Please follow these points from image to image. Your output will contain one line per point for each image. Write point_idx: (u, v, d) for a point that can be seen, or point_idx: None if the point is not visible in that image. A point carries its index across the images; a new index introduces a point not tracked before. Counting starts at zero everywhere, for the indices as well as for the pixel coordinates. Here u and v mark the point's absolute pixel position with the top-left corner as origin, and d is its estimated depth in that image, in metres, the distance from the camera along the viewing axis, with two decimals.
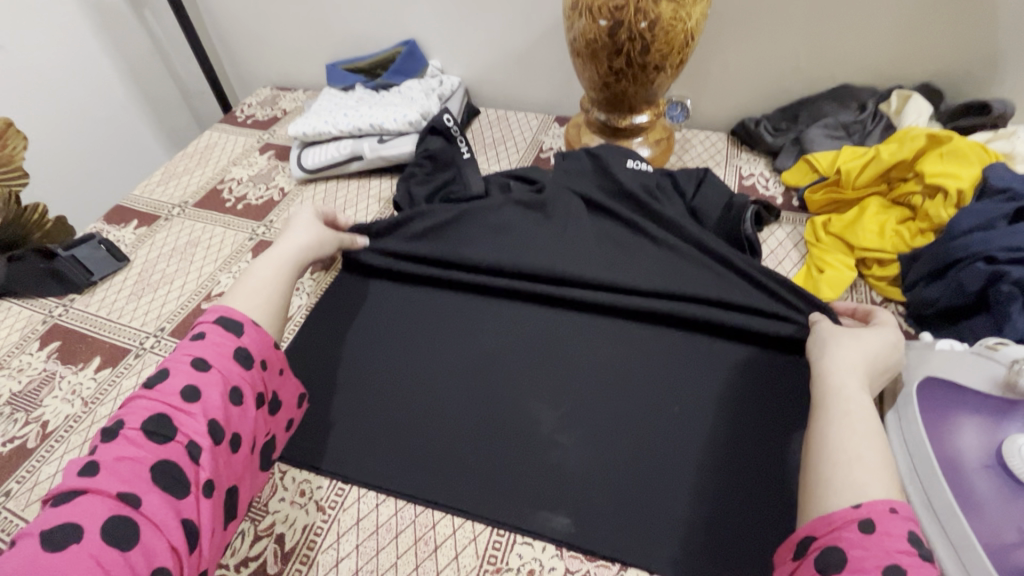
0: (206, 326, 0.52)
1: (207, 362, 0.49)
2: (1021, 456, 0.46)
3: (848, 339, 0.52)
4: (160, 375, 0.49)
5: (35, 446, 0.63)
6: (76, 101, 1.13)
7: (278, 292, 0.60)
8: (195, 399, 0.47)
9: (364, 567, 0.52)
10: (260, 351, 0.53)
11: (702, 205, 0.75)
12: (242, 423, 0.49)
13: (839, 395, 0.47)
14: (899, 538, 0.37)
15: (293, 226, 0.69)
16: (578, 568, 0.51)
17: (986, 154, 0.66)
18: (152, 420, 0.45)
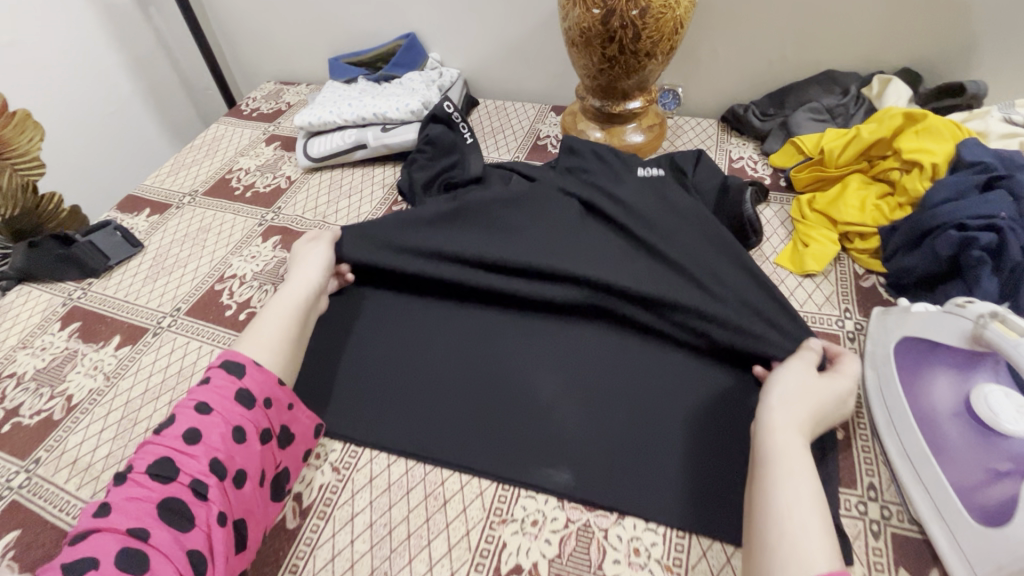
0: (212, 370, 0.55)
1: (209, 406, 0.52)
2: (987, 403, 0.49)
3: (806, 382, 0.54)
4: (168, 420, 0.52)
5: (62, 418, 0.66)
6: (86, 97, 1.16)
7: (289, 331, 0.62)
8: (196, 442, 0.50)
9: (378, 520, 0.55)
10: (263, 391, 0.55)
11: (700, 183, 0.77)
12: (247, 459, 0.52)
13: (784, 447, 0.49)
14: None
15: (299, 258, 0.71)
16: (579, 518, 0.54)
17: (960, 131, 0.70)
18: (158, 464, 0.49)
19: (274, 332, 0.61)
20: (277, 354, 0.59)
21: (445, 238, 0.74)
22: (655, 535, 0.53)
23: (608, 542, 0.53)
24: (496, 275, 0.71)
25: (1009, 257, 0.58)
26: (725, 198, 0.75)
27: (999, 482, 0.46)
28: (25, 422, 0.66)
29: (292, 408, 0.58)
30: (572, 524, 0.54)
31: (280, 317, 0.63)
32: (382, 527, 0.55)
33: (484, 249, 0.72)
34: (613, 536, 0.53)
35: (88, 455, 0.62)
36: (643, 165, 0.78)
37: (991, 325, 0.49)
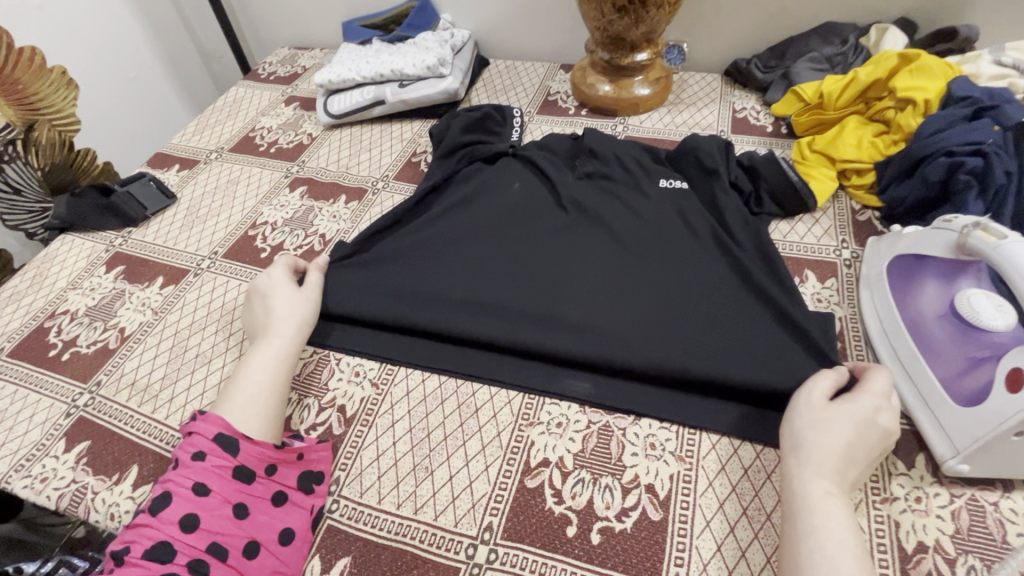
0: (204, 443, 0.52)
1: (206, 486, 0.50)
2: (970, 303, 0.54)
3: (819, 423, 0.51)
4: (161, 499, 0.49)
5: (117, 346, 0.71)
6: (109, 62, 1.19)
7: (277, 387, 0.60)
8: (193, 527, 0.48)
9: (417, 426, 0.61)
10: (262, 461, 0.54)
11: (739, 179, 0.76)
12: (255, 529, 0.50)
13: (814, 504, 0.47)
14: None
15: (281, 298, 0.67)
16: (599, 420, 0.60)
17: (950, 69, 0.74)
18: (153, 551, 0.46)
19: (262, 385, 0.59)
20: (263, 418, 0.57)
21: (447, 258, 0.74)
22: (669, 433, 0.58)
23: (626, 438, 0.58)
24: (509, 266, 0.72)
25: (994, 180, 0.63)
26: (762, 172, 0.76)
27: (979, 367, 0.52)
28: (83, 351, 0.71)
29: (300, 460, 0.56)
30: (593, 426, 0.59)
31: (269, 364, 0.61)
32: (421, 431, 0.60)
33: (492, 246, 0.74)
34: (631, 434, 0.58)
35: (145, 378, 0.67)
36: (667, 176, 0.78)
37: (973, 234, 0.53)
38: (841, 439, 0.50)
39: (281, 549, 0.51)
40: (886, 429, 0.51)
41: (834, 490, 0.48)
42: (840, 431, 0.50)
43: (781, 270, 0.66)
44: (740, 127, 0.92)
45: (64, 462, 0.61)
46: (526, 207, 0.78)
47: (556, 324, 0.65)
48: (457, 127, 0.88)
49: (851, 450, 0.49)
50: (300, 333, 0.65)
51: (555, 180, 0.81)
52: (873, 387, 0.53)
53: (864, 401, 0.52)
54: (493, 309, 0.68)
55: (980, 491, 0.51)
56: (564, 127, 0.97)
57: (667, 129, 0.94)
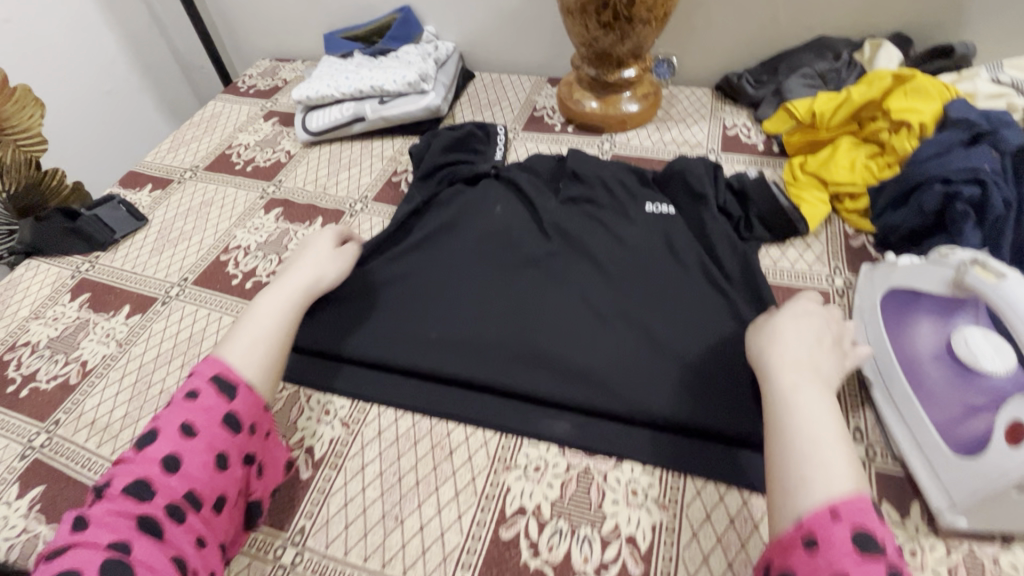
0: (199, 383, 0.52)
1: (194, 427, 0.50)
2: (968, 344, 0.51)
3: (766, 329, 0.54)
4: (148, 436, 0.50)
5: (78, 381, 0.68)
6: (82, 76, 1.16)
7: (280, 334, 0.59)
8: (174, 470, 0.48)
9: (388, 469, 0.58)
10: (249, 415, 0.53)
11: (727, 203, 0.73)
12: (228, 486, 0.50)
13: (783, 394, 0.47)
14: (843, 546, 0.38)
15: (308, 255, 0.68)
16: (579, 463, 0.57)
17: (947, 91, 0.72)
18: (133, 486, 0.46)
19: (266, 328, 0.58)
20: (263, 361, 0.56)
21: (426, 288, 0.71)
22: (652, 478, 0.55)
23: (607, 484, 0.55)
24: (487, 296, 0.69)
25: (992, 209, 0.60)
26: (751, 195, 0.73)
27: (976, 415, 0.49)
28: (42, 387, 0.68)
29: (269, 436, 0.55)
30: (573, 470, 0.56)
31: (276, 310, 0.60)
32: (391, 475, 0.57)
33: (472, 275, 0.72)
34: (612, 479, 0.55)
35: (106, 416, 0.64)
36: (653, 201, 0.76)
37: (971, 270, 0.51)
38: (791, 335, 0.52)
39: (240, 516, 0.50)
40: (824, 320, 0.54)
41: (804, 376, 0.49)
42: (786, 327, 0.53)
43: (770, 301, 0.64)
44: (730, 145, 0.89)
45: (16, 510, 0.57)
46: (508, 232, 0.76)
47: (537, 361, 0.63)
48: (438, 146, 0.85)
49: (804, 342, 0.51)
50: (312, 285, 0.64)
51: (538, 203, 0.78)
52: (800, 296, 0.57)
53: (797, 305, 0.56)
54: (471, 344, 0.65)
55: (979, 544, 0.49)
56: (549, 146, 0.94)
57: (655, 147, 0.91)
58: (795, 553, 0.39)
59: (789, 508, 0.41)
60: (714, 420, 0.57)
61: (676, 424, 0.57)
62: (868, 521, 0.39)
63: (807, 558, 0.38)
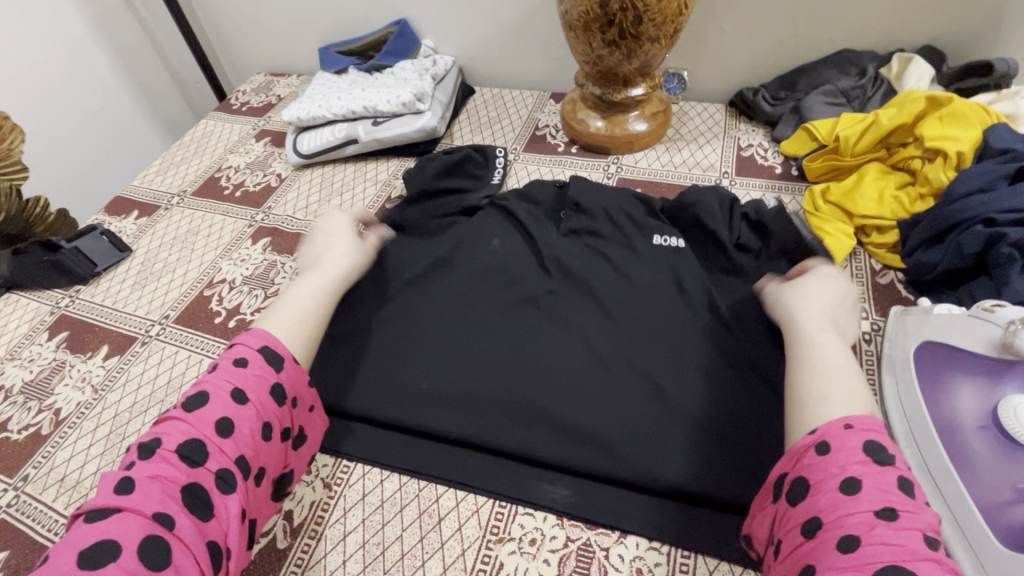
0: (248, 352, 0.52)
1: (245, 394, 0.49)
2: (1016, 415, 0.45)
3: (795, 287, 0.58)
4: (198, 398, 0.49)
5: (50, 432, 0.64)
6: (71, 95, 1.13)
7: (318, 316, 0.60)
8: (227, 434, 0.47)
9: (371, 540, 0.53)
10: (295, 387, 0.53)
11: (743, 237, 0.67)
12: (270, 458, 0.50)
13: (806, 338, 0.52)
14: (854, 451, 0.41)
15: (334, 242, 0.69)
16: (579, 537, 0.52)
17: (987, 115, 0.65)
18: (186, 448, 0.46)
19: (307, 305, 0.60)
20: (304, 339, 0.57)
21: (416, 331, 0.66)
22: (658, 555, 0.50)
23: (609, 562, 0.50)
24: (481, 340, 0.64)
25: None
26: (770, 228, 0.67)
27: None
28: (12, 438, 0.64)
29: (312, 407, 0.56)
30: (572, 544, 0.52)
31: (313, 292, 0.62)
32: (375, 546, 0.53)
33: (465, 316, 0.67)
34: (615, 557, 0.50)
35: (76, 472, 0.60)
36: (662, 232, 0.70)
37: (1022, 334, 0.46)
38: (815, 293, 0.56)
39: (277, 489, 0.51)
40: (847, 289, 0.58)
41: (823, 327, 0.53)
42: (811, 286, 0.57)
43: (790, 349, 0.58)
44: (745, 168, 0.83)
45: None
46: (504, 270, 0.70)
47: (535, 417, 0.58)
48: (429, 172, 0.79)
49: (827, 301, 0.56)
50: (349, 269, 0.66)
51: (538, 238, 0.73)
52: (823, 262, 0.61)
53: (827, 270, 0.59)
54: (464, 395, 0.61)
55: None
56: (551, 169, 0.88)
57: (665, 170, 0.85)
58: (807, 457, 0.43)
59: (802, 432, 0.45)
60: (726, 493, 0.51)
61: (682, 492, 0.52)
62: (880, 435, 0.42)
63: (819, 459, 0.42)
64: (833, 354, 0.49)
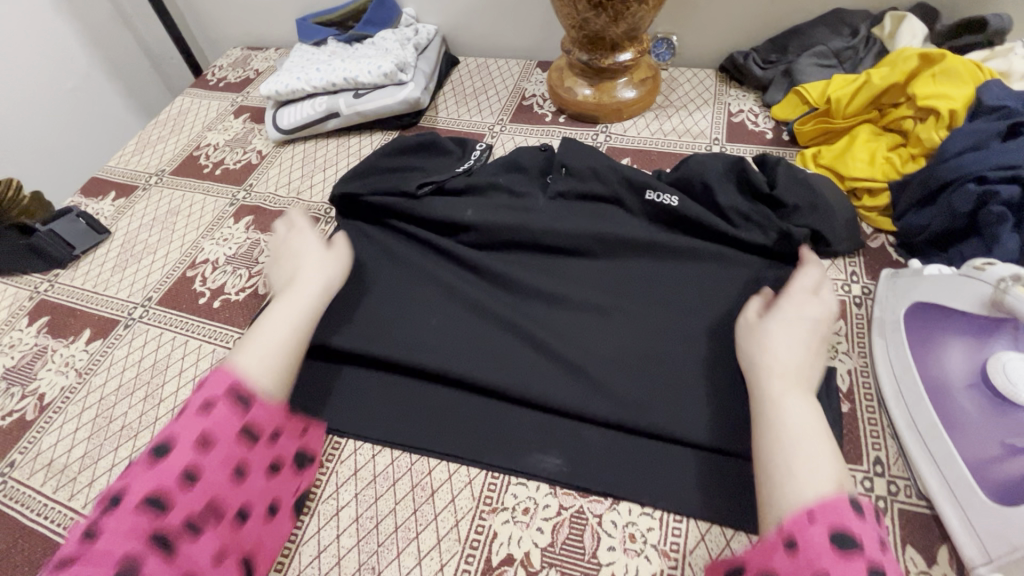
0: (215, 395, 0.49)
1: (213, 439, 0.47)
2: (1005, 372, 0.45)
3: (756, 337, 0.53)
4: (166, 443, 0.47)
5: (34, 418, 0.63)
6: (38, 72, 1.09)
7: (296, 340, 0.56)
8: (195, 482, 0.46)
9: (364, 514, 0.53)
10: (270, 425, 0.52)
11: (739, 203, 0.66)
12: (248, 496, 0.49)
13: (769, 405, 0.47)
14: (823, 548, 0.37)
15: (313, 256, 0.64)
16: (572, 504, 0.52)
17: (980, 73, 0.64)
18: (150, 503, 0.44)
19: (277, 336, 0.55)
20: (279, 373, 0.53)
21: (407, 304, 0.66)
22: (651, 520, 0.50)
23: (602, 528, 0.50)
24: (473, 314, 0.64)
25: None
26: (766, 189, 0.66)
27: (1015, 456, 0.44)
28: None
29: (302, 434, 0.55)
30: (565, 511, 0.52)
31: (292, 314, 0.57)
32: (368, 520, 0.53)
33: (455, 290, 0.66)
34: (607, 523, 0.51)
35: (63, 457, 0.60)
36: (655, 188, 0.68)
37: (1013, 290, 0.45)
38: (779, 346, 0.51)
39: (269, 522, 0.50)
40: (814, 323, 0.53)
41: (790, 386, 0.48)
42: (769, 335, 0.52)
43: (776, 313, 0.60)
44: (735, 134, 0.82)
45: None
46: (498, 233, 0.69)
47: (530, 379, 0.58)
48: (388, 155, 0.78)
49: (790, 352, 0.50)
50: (322, 291, 0.61)
51: (526, 202, 0.72)
52: (796, 288, 0.56)
53: (787, 305, 0.54)
54: (459, 362, 0.60)
55: None
56: (539, 139, 0.86)
57: (655, 138, 0.84)
58: (775, 555, 0.39)
59: (770, 521, 0.41)
60: (720, 438, 0.53)
61: (680, 441, 0.53)
62: (846, 520, 0.38)
63: (788, 560, 0.38)
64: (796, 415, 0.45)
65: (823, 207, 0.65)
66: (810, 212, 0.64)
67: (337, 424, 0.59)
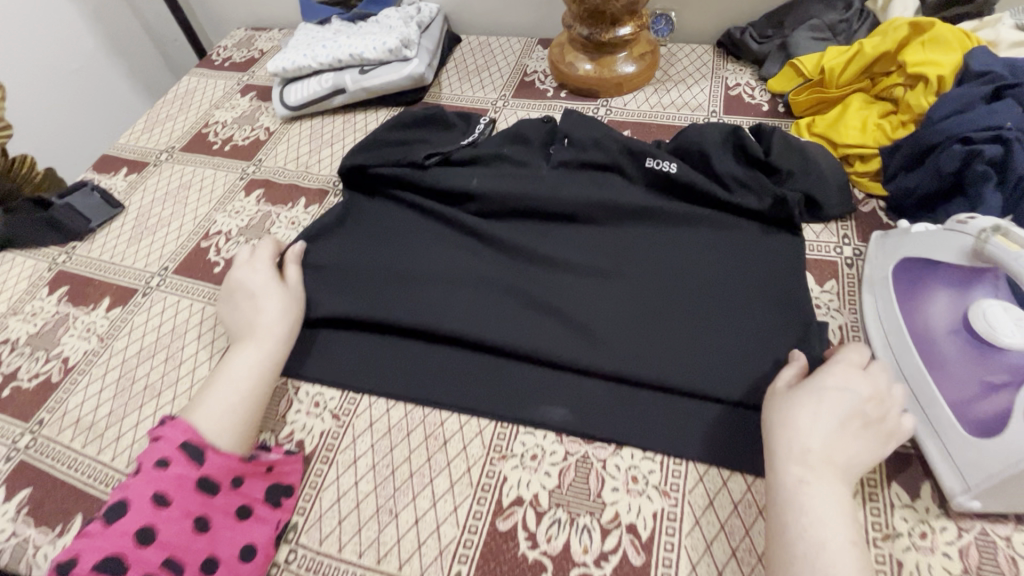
0: (168, 451, 0.50)
1: (166, 497, 0.48)
2: (986, 317, 0.48)
3: (790, 407, 0.49)
4: (117, 507, 0.46)
5: (60, 379, 0.66)
6: (46, 53, 1.10)
7: (257, 398, 0.57)
8: (149, 541, 0.46)
9: (380, 463, 0.56)
10: (228, 472, 0.51)
11: (736, 171, 0.69)
12: (216, 546, 0.49)
13: (789, 495, 0.44)
14: None
15: (269, 294, 0.64)
16: (578, 450, 0.55)
17: (968, 40, 0.67)
18: (105, 564, 0.44)
19: (240, 390, 0.56)
20: (238, 430, 0.54)
21: (417, 270, 0.68)
22: (652, 464, 0.53)
23: (606, 471, 0.53)
24: (481, 280, 0.67)
25: (1015, 170, 0.56)
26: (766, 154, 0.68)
27: (994, 393, 0.47)
28: (24, 386, 0.66)
29: (270, 472, 0.54)
30: (571, 457, 0.55)
31: (248, 368, 0.58)
32: (385, 468, 0.56)
33: (465, 257, 0.69)
34: (612, 466, 0.54)
35: (90, 414, 0.62)
36: (654, 156, 0.71)
37: (993, 240, 0.47)
38: (810, 423, 0.47)
39: (242, 568, 0.49)
40: (858, 397, 0.48)
41: (817, 474, 0.45)
42: (801, 409, 0.48)
43: (767, 273, 0.63)
44: (732, 107, 0.84)
45: (3, 514, 0.56)
46: (503, 202, 0.72)
47: (537, 336, 0.61)
48: (394, 128, 0.80)
49: (824, 430, 0.46)
50: (287, 334, 0.62)
51: (530, 172, 0.75)
52: (837, 356, 0.52)
53: (824, 377, 0.49)
54: (468, 322, 0.63)
55: (991, 523, 0.47)
56: (541, 113, 0.88)
57: (654, 112, 0.86)
58: None
59: None
60: (717, 388, 0.56)
61: (679, 391, 0.56)
62: None
63: None
64: (821, 514, 0.43)
65: (815, 172, 0.67)
66: (804, 177, 0.67)
67: (353, 379, 0.62)
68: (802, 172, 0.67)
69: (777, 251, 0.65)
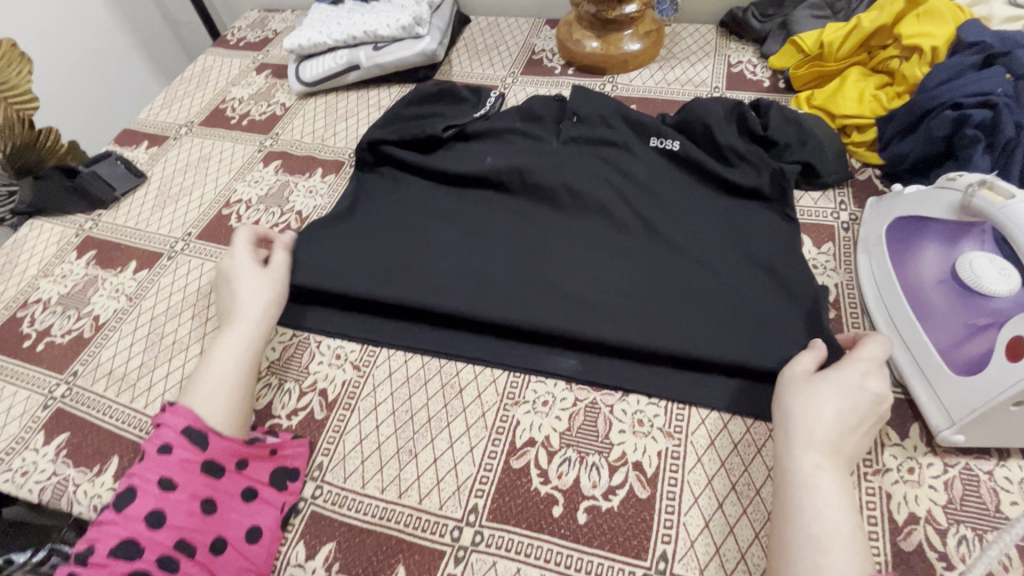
0: (172, 436, 0.50)
1: (173, 481, 0.48)
2: (972, 267, 0.51)
3: (804, 395, 0.48)
4: (127, 494, 0.47)
5: (91, 335, 0.69)
6: (68, 33, 1.13)
7: (244, 380, 0.57)
8: (161, 524, 0.46)
9: (400, 408, 0.59)
10: (233, 456, 0.52)
11: (738, 147, 0.70)
12: (225, 526, 0.49)
13: (801, 482, 0.44)
14: None
15: (254, 283, 0.63)
16: (586, 397, 0.58)
17: (961, 12, 0.70)
18: (120, 547, 0.45)
19: (228, 375, 0.56)
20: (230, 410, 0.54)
21: (431, 235, 0.71)
22: (657, 408, 0.57)
23: (614, 415, 0.57)
24: (492, 243, 0.70)
25: (1003, 134, 0.59)
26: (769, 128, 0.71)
27: (979, 335, 0.50)
28: (57, 341, 0.69)
29: (274, 455, 0.55)
30: (580, 403, 0.58)
31: (235, 353, 0.58)
32: (405, 413, 0.59)
33: (478, 221, 0.72)
34: (619, 411, 0.57)
35: (123, 365, 0.66)
36: (658, 135, 0.74)
37: (979, 193, 0.51)
38: (824, 411, 0.46)
39: (251, 548, 0.50)
40: (871, 395, 0.47)
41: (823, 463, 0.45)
42: (811, 395, 0.48)
43: (764, 242, 0.65)
44: (734, 83, 0.87)
45: (44, 456, 0.60)
46: (512, 170, 0.74)
47: (546, 294, 0.64)
48: (411, 104, 0.83)
49: (841, 421, 0.46)
50: (270, 318, 0.62)
51: (540, 143, 0.78)
52: (855, 353, 0.50)
53: (840, 368, 0.49)
54: (481, 281, 0.66)
55: (975, 459, 0.50)
56: (548, 89, 0.91)
57: (658, 88, 0.89)
58: None
59: None
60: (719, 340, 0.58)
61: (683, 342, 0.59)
62: None
63: None
64: (830, 502, 0.43)
65: (811, 141, 0.70)
66: (801, 148, 0.70)
67: (372, 334, 0.65)
68: (801, 143, 0.70)
69: (766, 235, 0.65)
